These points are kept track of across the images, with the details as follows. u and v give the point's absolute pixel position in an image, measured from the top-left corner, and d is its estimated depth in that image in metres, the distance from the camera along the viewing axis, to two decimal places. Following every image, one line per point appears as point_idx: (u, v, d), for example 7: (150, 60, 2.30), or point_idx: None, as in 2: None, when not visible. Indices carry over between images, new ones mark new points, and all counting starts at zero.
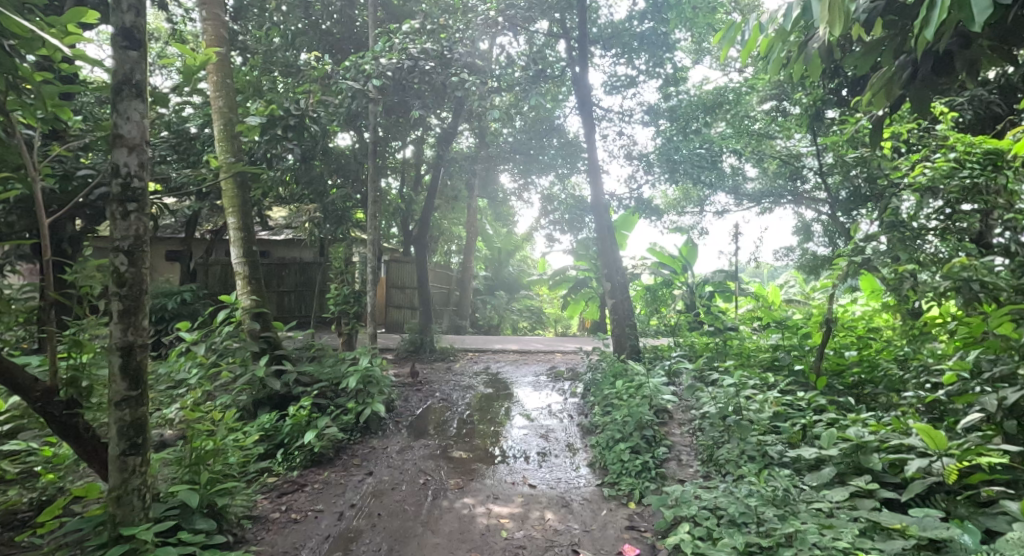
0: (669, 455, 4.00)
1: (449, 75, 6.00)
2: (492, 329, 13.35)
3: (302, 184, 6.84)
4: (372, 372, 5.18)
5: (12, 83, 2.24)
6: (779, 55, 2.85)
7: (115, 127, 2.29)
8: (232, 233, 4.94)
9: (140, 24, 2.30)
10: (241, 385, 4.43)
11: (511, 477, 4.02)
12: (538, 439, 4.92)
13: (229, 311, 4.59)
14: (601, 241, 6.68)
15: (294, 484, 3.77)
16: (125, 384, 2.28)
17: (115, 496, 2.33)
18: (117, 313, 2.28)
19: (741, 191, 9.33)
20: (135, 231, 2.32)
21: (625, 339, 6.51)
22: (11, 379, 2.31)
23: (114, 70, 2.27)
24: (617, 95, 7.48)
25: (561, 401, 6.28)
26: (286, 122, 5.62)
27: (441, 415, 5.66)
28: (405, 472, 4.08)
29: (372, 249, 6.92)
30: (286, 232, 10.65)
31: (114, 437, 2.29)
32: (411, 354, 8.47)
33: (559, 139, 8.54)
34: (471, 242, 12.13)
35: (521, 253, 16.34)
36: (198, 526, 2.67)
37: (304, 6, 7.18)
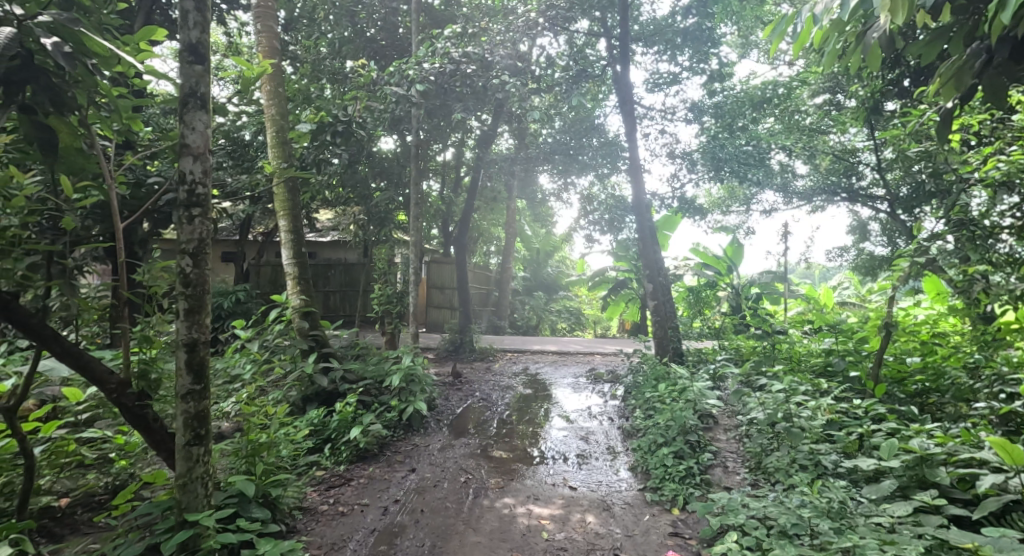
0: (714, 462, 3.89)
1: (490, 78, 6.09)
2: (530, 330, 13.34)
3: (348, 188, 7.08)
4: (414, 371, 5.28)
5: (93, 98, 2.43)
6: (836, 46, 2.71)
7: (182, 137, 2.44)
8: (283, 235, 5.16)
9: (206, 39, 2.45)
10: (291, 381, 4.62)
11: (552, 478, 4.02)
12: (578, 442, 4.89)
13: (280, 310, 4.78)
14: (643, 240, 6.54)
15: (341, 478, 3.90)
16: (190, 378, 2.43)
17: (181, 483, 2.47)
18: (183, 312, 2.43)
19: (790, 189, 8.89)
20: (199, 234, 2.47)
21: (667, 341, 6.38)
22: (92, 372, 2.52)
23: (182, 84, 2.42)
24: (659, 93, 7.33)
25: (601, 403, 6.22)
26: (335, 128, 5.87)
27: (481, 415, 5.71)
28: (446, 470, 4.15)
29: (415, 250, 7.07)
30: (332, 234, 11.03)
31: (181, 427, 2.44)
32: (451, 354, 8.60)
33: (598, 139, 8.47)
34: (509, 244, 12.14)
35: (559, 254, 16.27)
36: (255, 515, 2.81)
37: (350, 15, 7.40)
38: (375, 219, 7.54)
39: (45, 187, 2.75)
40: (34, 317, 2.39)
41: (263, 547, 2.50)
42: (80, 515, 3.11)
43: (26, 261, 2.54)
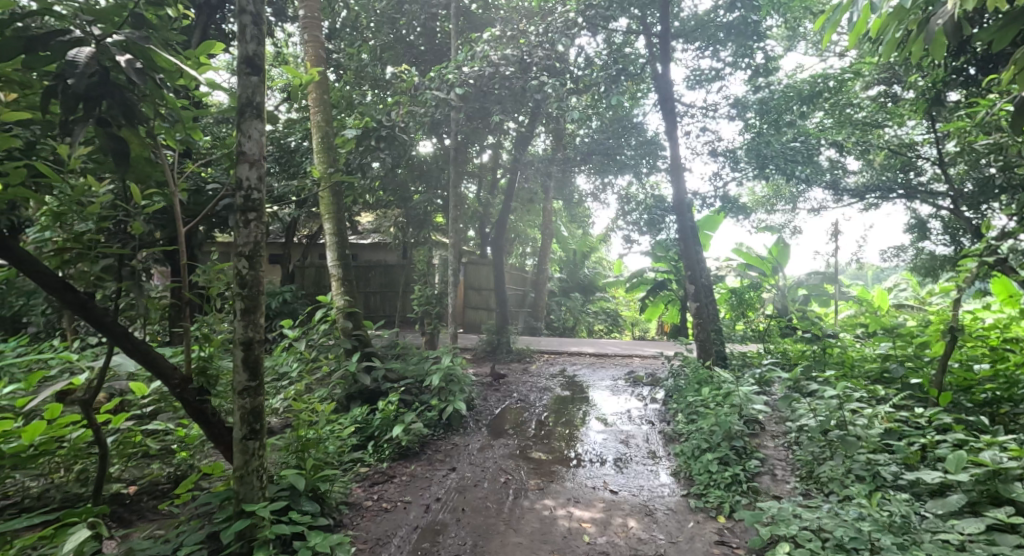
0: (762, 469, 3.76)
1: (529, 80, 6.13)
2: (567, 331, 13.30)
3: (389, 192, 7.26)
4: (454, 371, 5.35)
5: (158, 110, 2.58)
6: (896, 33, 2.54)
7: (239, 145, 2.56)
8: (328, 238, 5.31)
9: (261, 52, 2.57)
10: (336, 379, 4.77)
11: (592, 481, 3.99)
12: (618, 445, 4.83)
13: (325, 310, 4.94)
14: (684, 240, 6.39)
15: (384, 475, 3.99)
16: (246, 375, 2.54)
17: (238, 475, 2.59)
18: (240, 311, 2.54)
19: (840, 186, 8.48)
20: (254, 237, 2.58)
21: (710, 345, 6.21)
22: (158, 367, 2.67)
23: (240, 95, 2.54)
24: (700, 90, 7.15)
25: (641, 406, 6.12)
26: (379, 133, 6.04)
27: (519, 415, 5.74)
28: (486, 470, 4.18)
29: (454, 252, 7.17)
30: (372, 236, 11.31)
31: (238, 422, 2.55)
32: (488, 354, 8.68)
33: (636, 139, 8.26)
34: (545, 245, 12.13)
35: (595, 255, 16.16)
36: (306, 509, 2.91)
37: (391, 22, 7.60)
38: (415, 222, 7.85)
39: (116, 194, 2.94)
40: (107, 315, 2.55)
41: (314, 539, 2.59)
42: (146, 503, 3.27)
43: (100, 265, 2.74)
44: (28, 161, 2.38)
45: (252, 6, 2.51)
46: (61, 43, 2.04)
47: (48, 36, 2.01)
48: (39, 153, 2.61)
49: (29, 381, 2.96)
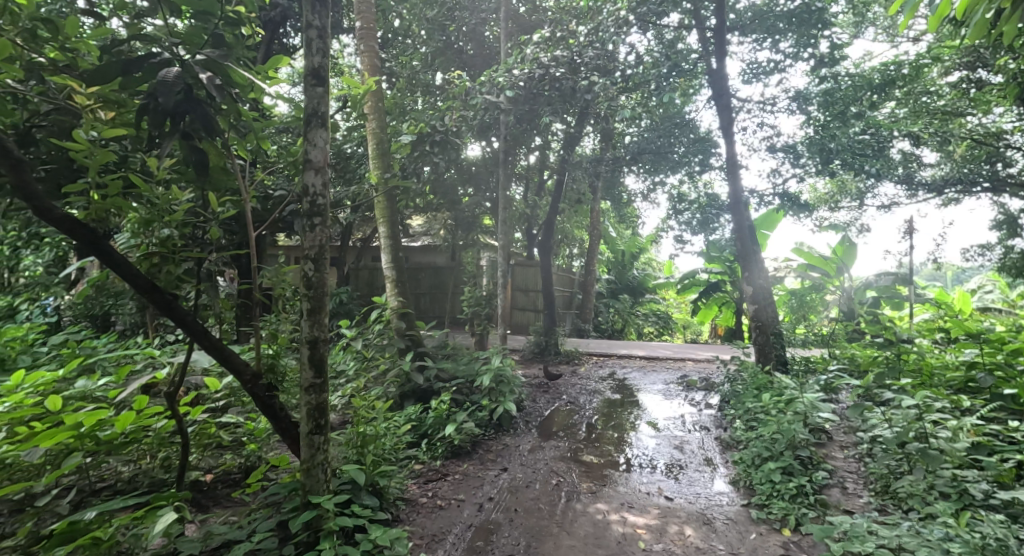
0: (831, 481, 3.56)
1: (579, 80, 6.07)
2: (615, 333, 13.13)
3: (440, 196, 7.41)
4: (504, 372, 5.39)
5: (233, 123, 2.76)
6: (985, 14, 2.30)
7: (306, 153, 2.69)
8: (382, 241, 5.47)
9: (326, 64, 2.69)
10: (390, 377, 4.92)
11: (647, 486, 3.91)
12: (672, 450, 4.71)
13: (381, 310, 5.11)
14: (740, 237, 6.14)
15: (437, 473, 4.07)
16: (311, 372, 2.66)
17: (305, 468, 2.71)
18: (307, 312, 2.67)
19: (915, 180, 7.74)
20: (319, 241, 2.71)
21: (770, 349, 5.96)
22: (232, 363, 2.85)
23: (307, 105, 2.67)
24: (758, 83, 6.85)
25: (694, 412, 5.93)
26: (433, 138, 6.36)
27: (569, 418, 5.70)
28: (538, 471, 4.18)
29: (503, 254, 7.23)
30: (422, 239, 11.59)
31: (304, 417, 2.67)
32: (536, 356, 8.69)
33: (688, 136, 7.79)
34: (593, 246, 12.00)
35: (644, 256, 15.85)
36: (366, 502, 3.02)
37: (442, 28, 7.74)
38: (463, 225, 8.03)
39: (195, 202, 3.16)
40: (189, 315, 2.75)
41: (375, 532, 2.68)
42: (220, 490, 3.53)
43: (181, 267, 2.96)
44: (122, 174, 2.60)
45: (318, 21, 2.63)
46: (152, 64, 2.24)
47: (142, 59, 2.22)
48: (130, 166, 2.85)
49: (119, 375, 3.24)
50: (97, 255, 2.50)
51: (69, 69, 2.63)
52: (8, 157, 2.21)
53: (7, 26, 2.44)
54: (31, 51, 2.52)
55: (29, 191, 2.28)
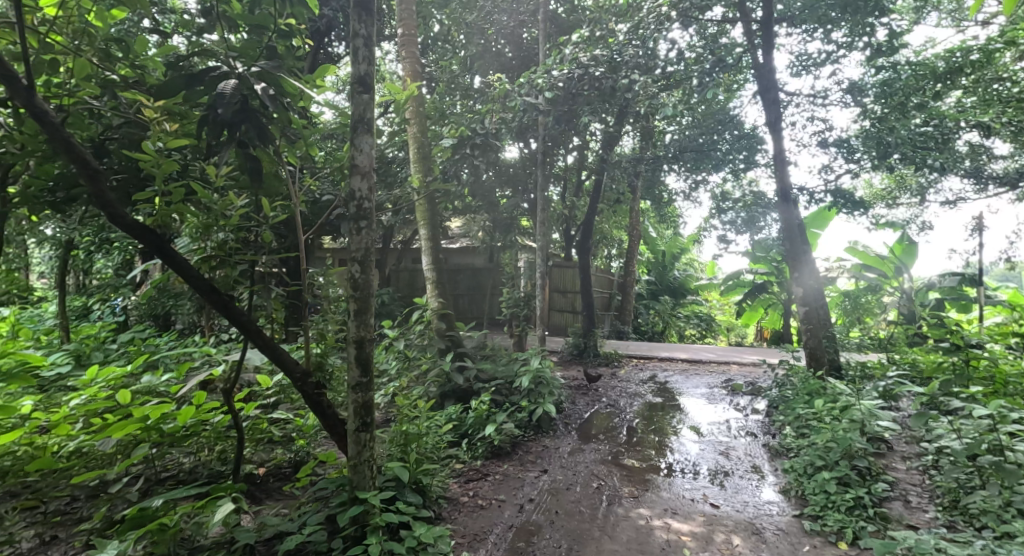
0: (892, 494, 3.37)
1: (619, 79, 5.94)
2: (656, 335, 12.88)
3: (479, 198, 7.48)
4: (543, 374, 5.39)
5: (285, 132, 2.88)
6: None
7: (353, 158, 2.77)
8: (423, 243, 5.56)
9: (372, 71, 2.76)
10: (432, 377, 5.00)
11: (691, 493, 3.80)
12: (717, 456, 4.58)
13: (422, 311, 5.21)
14: (788, 236, 5.90)
15: (478, 473, 4.10)
16: (358, 371, 2.73)
17: (352, 464, 2.79)
18: (354, 313, 2.75)
19: (985, 173, 7.29)
20: (365, 244, 2.78)
21: (822, 353, 5.69)
22: (284, 362, 2.96)
23: (353, 112, 2.75)
24: (807, 76, 6.57)
25: (740, 417, 5.72)
26: (473, 141, 6.53)
27: (609, 421, 5.62)
28: (578, 474, 4.15)
29: (541, 255, 7.23)
30: (461, 241, 11.73)
31: (351, 415, 2.75)
32: (574, 358, 8.62)
33: (731, 132, 7.48)
34: (633, 246, 11.80)
35: (686, 256, 15.49)
36: (410, 499, 3.08)
37: (481, 32, 7.84)
38: (500, 227, 8.07)
39: (250, 207, 3.31)
40: (244, 315, 2.88)
41: (419, 529, 2.73)
42: (272, 483, 3.65)
43: (237, 270, 3.11)
44: (184, 182, 2.76)
45: (364, 30, 2.70)
46: (212, 78, 2.36)
47: (203, 73, 2.34)
48: (191, 173, 3.01)
49: (180, 371, 3.43)
50: (163, 258, 2.65)
51: (137, 84, 2.82)
52: (87, 167, 2.37)
53: (85, 46, 2.64)
54: (105, 69, 2.71)
55: (104, 198, 2.44)
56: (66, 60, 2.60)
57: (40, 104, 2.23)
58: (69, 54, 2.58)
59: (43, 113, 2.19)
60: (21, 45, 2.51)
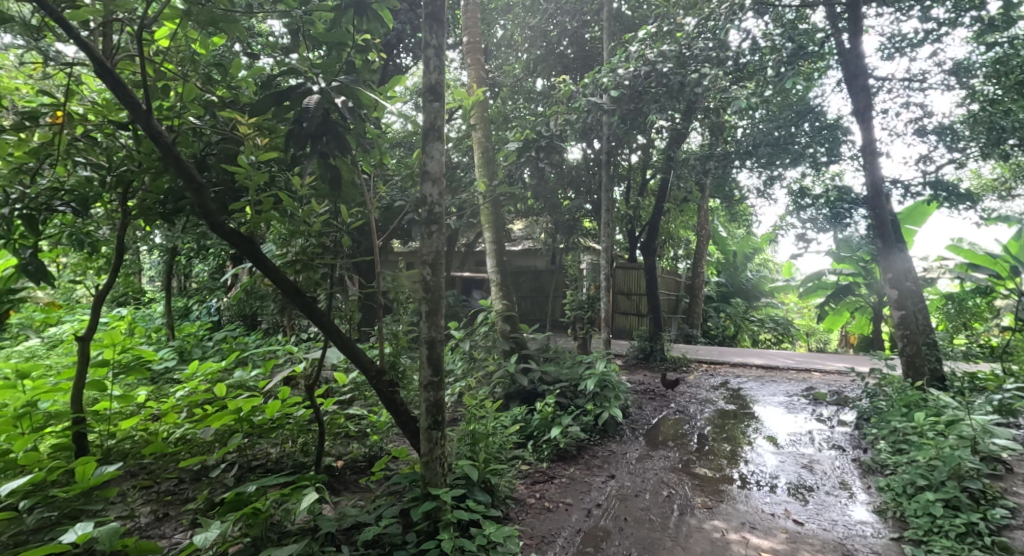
0: (1014, 522, 2.99)
1: (689, 74, 5.72)
2: (727, 339, 12.30)
3: (541, 200, 7.48)
4: (609, 377, 5.29)
5: (361, 142, 3.03)
6: None
7: (424, 165, 2.87)
8: (488, 246, 5.63)
9: (442, 80, 2.85)
10: (497, 377, 5.06)
11: (771, 507, 3.58)
12: (799, 470, 4.28)
13: (487, 312, 5.29)
14: (880, 233, 5.39)
15: (544, 475, 4.10)
16: (430, 370, 2.82)
17: (425, 461, 2.87)
18: (426, 314, 2.84)
19: None
20: (436, 247, 2.87)
21: (922, 361, 5.18)
22: (361, 361, 3.10)
23: (425, 120, 2.85)
24: (901, 59, 6.03)
25: (825, 429, 5.31)
26: (538, 144, 6.55)
27: (679, 428, 5.42)
28: (647, 481, 4.04)
29: (606, 257, 7.11)
30: (523, 243, 11.82)
31: (424, 413, 2.84)
32: (640, 361, 8.40)
33: (812, 123, 6.90)
34: (701, 247, 11.32)
35: (759, 256, 14.69)
36: (480, 498, 3.13)
37: (543, 35, 7.91)
38: (563, 229, 8.01)
39: (329, 214, 3.52)
40: (325, 316, 3.06)
41: (489, 527, 2.77)
42: (349, 476, 3.77)
43: (318, 273, 3.30)
44: (273, 192, 2.98)
45: (435, 40, 2.79)
46: (298, 94, 2.54)
47: (290, 90, 2.52)
48: (278, 183, 3.25)
49: (267, 368, 3.68)
50: (253, 261, 2.87)
51: (232, 103, 3.09)
52: (192, 181, 2.63)
53: (190, 72, 2.94)
54: (206, 91, 3.01)
55: (205, 207, 2.68)
56: (176, 86, 2.91)
57: (156, 125, 2.50)
58: (178, 80, 2.88)
59: (158, 134, 2.45)
60: (140, 74, 2.85)
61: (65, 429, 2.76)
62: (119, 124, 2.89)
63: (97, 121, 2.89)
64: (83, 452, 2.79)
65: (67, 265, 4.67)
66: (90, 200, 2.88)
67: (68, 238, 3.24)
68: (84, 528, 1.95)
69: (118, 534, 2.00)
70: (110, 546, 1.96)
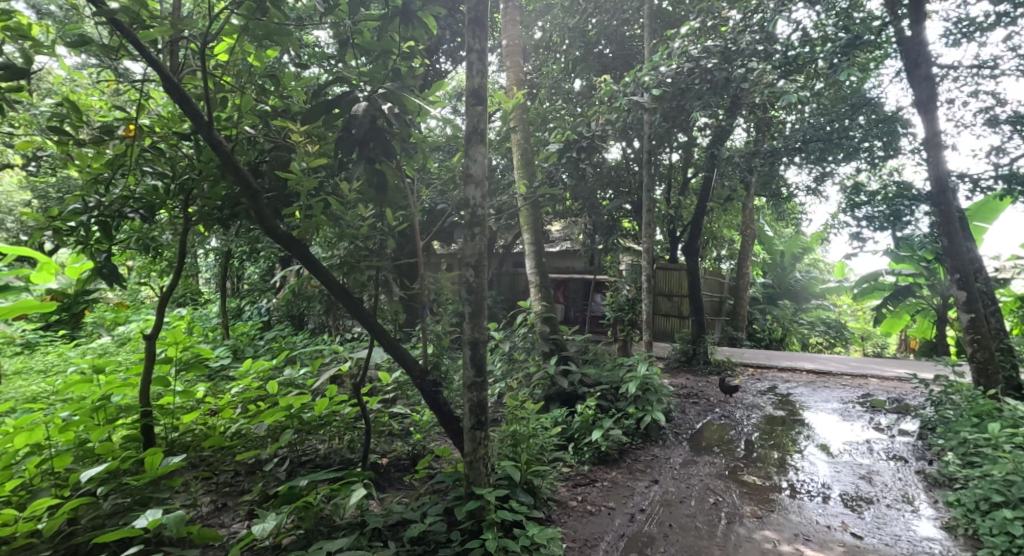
0: None
1: (735, 68, 5.55)
2: (774, 343, 11.83)
3: (580, 201, 7.42)
4: (651, 380, 5.19)
5: (406, 146, 3.10)
6: None
7: (467, 168, 2.90)
8: (527, 247, 5.63)
9: (484, 83, 2.87)
10: (537, 379, 5.05)
11: (826, 519, 3.41)
12: (856, 481, 4.07)
13: (527, 314, 5.30)
14: (946, 230, 5.05)
15: (586, 478, 4.06)
16: (473, 371, 2.85)
17: (468, 461, 2.90)
18: (469, 315, 2.87)
19: None
20: (478, 249, 2.89)
21: (995, 368, 4.82)
22: (405, 361, 3.15)
23: (468, 123, 2.88)
24: (968, 45, 5.64)
25: (885, 439, 5.02)
26: (579, 144, 6.52)
27: (725, 434, 5.25)
28: (692, 488, 3.94)
29: (647, 258, 6.98)
30: (561, 244, 11.77)
31: (467, 413, 2.87)
32: (682, 365, 8.21)
33: (868, 116, 6.56)
34: (747, 247, 10.95)
35: (809, 256, 14.06)
36: (523, 499, 3.13)
37: (582, 35, 7.86)
38: (602, 230, 7.92)
39: (374, 217, 3.61)
40: (371, 316, 3.13)
41: (533, 528, 2.77)
42: (394, 473, 3.84)
43: (364, 275, 3.39)
44: (322, 197, 3.09)
45: (478, 45, 2.83)
46: (346, 102, 2.63)
47: (338, 98, 2.61)
48: (326, 188, 3.36)
49: (315, 366, 3.81)
50: (303, 263, 2.97)
51: (284, 113, 3.24)
52: (250, 188, 2.76)
53: (245, 83, 3.09)
54: (260, 102, 3.17)
55: (260, 212, 2.80)
56: (233, 97, 3.08)
57: (217, 135, 2.64)
58: (235, 92, 3.04)
59: (219, 143, 2.58)
60: (201, 87, 3.01)
61: (134, 422, 2.94)
62: (183, 135, 3.07)
63: (163, 133, 3.07)
64: (149, 444, 2.96)
65: (133, 268, 4.98)
66: (156, 207, 3.08)
67: (135, 243, 3.44)
68: (154, 515, 2.07)
69: (184, 522, 2.11)
70: (177, 533, 2.07)
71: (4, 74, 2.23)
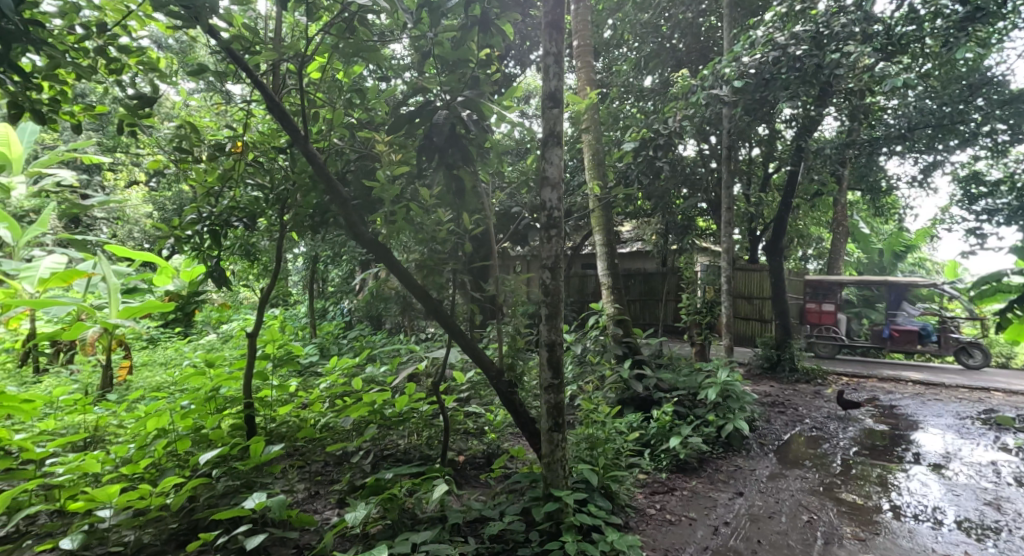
0: None
1: (828, 54, 5.14)
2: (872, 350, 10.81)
3: (653, 200, 7.21)
4: (732, 387, 4.94)
5: (482, 152, 3.17)
6: None
7: (543, 171, 2.90)
8: (599, 249, 5.55)
9: (561, 86, 2.88)
10: (611, 383, 4.96)
11: (945, 548, 3.05)
12: (980, 507, 3.61)
13: (599, 316, 5.23)
14: None
15: (664, 486, 3.93)
16: (550, 373, 2.84)
17: (546, 462, 2.90)
18: (545, 317, 2.86)
19: None
20: (556, 251, 2.89)
21: None
22: (482, 361, 3.21)
23: (544, 127, 2.90)
24: None
25: (1016, 462, 4.42)
26: (655, 142, 6.34)
27: (817, 447, 4.86)
28: (782, 503, 3.68)
29: (727, 259, 6.64)
30: (632, 244, 11.51)
31: (545, 414, 2.87)
32: (766, 371, 7.72)
33: (988, 97, 6.17)
34: (839, 245, 10.13)
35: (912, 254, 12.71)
36: (601, 504, 3.08)
37: (655, 30, 7.68)
38: (676, 229, 7.64)
39: (450, 221, 3.72)
40: (450, 317, 3.22)
41: (612, 535, 2.72)
42: (470, 470, 3.93)
43: (441, 277, 3.51)
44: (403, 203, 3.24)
45: (555, 48, 2.83)
46: (427, 111, 2.74)
47: (420, 109, 2.74)
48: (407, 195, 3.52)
49: (395, 365, 3.99)
50: (387, 265, 3.11)
51: (368, 124, 3.42)
52: (340, 196, 2.94)
53: (334, 98, 3.29)
54: (348, 116, 3.37)
55: (349, 218, 2.98)
56: (323, 112, 3.30)
57: (312, 148, 2.83)
58: (326, 107, 3.26)
59: (314, 156, 2.77)
60: (297, 104, 3.28)
61: (239, 411, 3.22)
62: (279, 149, 3.34)
63: (263, 148, 3.35)
64: (252, 433, 3.22)
65: (235, 271, 5.50)
66: (256, 216, 3.42)
67: (240, 249, 3.79)
68: (260, 498, 2.25)
69: (285, 506, 2.27)
70: (280, 516, 2.24)
71: (138, 102, 2.50)
